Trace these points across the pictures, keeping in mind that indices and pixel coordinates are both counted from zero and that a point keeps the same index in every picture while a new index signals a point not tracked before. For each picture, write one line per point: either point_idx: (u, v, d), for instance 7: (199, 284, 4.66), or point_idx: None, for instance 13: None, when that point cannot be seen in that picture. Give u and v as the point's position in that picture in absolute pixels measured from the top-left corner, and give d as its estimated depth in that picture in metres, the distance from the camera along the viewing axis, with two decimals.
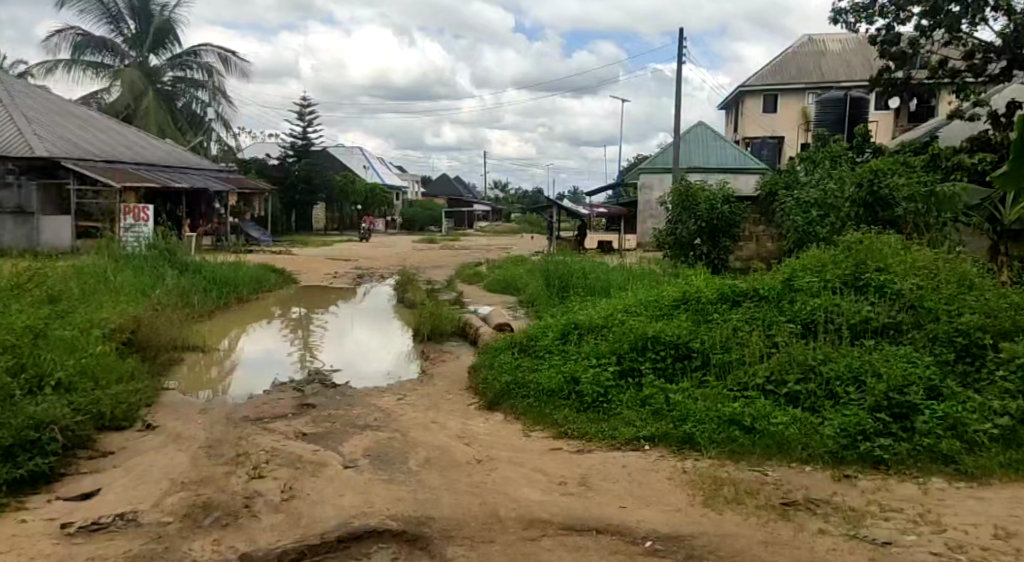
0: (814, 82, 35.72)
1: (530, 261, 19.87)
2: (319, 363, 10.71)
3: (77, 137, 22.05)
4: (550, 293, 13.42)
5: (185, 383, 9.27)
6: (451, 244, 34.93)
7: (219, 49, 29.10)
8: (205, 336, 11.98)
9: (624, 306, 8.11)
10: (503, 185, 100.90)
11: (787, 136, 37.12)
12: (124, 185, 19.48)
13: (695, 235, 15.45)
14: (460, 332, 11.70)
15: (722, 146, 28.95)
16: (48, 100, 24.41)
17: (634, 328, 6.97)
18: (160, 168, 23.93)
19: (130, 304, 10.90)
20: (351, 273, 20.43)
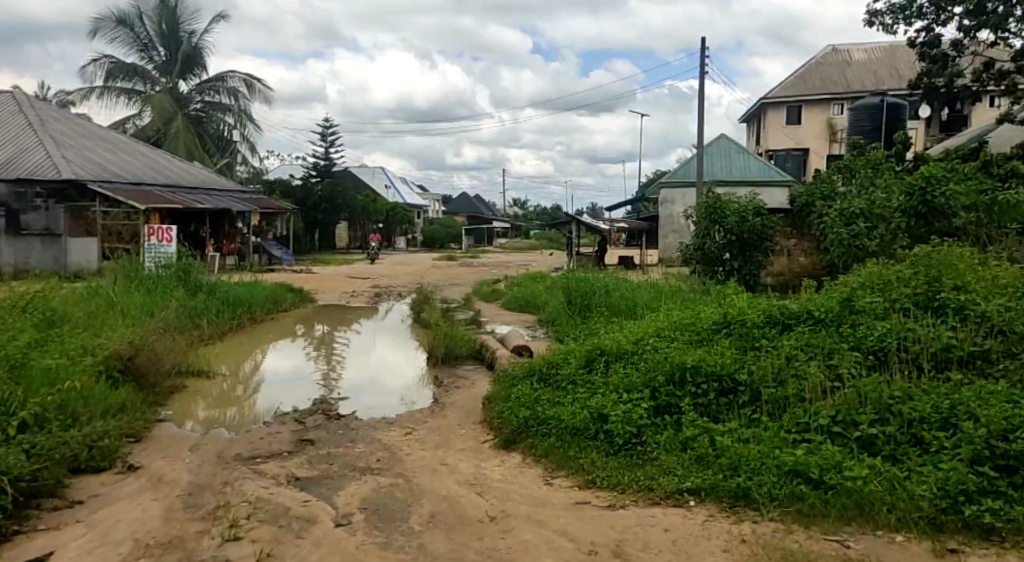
0: (840, 92, 34.77)
1: (550, 279, 19.11)
2: (343, 382, 10.02)
3: (105, 160, 21.58)
4: (572, 312, 12.58)
5: (205, 404, 8.50)
6: (469, 261, 34.32)
7: (244, 75, 28.83)
8: (219, 360, 11.12)
9: (656, 330, 7.32)
10: (521, 203, 100.55)
11: (813, 147, 36.16)
12: (149, 206, 18.93)
13: (724, 249, 14.61)
14: (477, 354, 10.91)
15: (746, 159, 28.08)
16: (79, 124, 24.00)
17: (669, 356, 6.35)
18: (186, 189, 23.39)
19: (145, 328, 9.84)
20: (368, 292, 19.79)
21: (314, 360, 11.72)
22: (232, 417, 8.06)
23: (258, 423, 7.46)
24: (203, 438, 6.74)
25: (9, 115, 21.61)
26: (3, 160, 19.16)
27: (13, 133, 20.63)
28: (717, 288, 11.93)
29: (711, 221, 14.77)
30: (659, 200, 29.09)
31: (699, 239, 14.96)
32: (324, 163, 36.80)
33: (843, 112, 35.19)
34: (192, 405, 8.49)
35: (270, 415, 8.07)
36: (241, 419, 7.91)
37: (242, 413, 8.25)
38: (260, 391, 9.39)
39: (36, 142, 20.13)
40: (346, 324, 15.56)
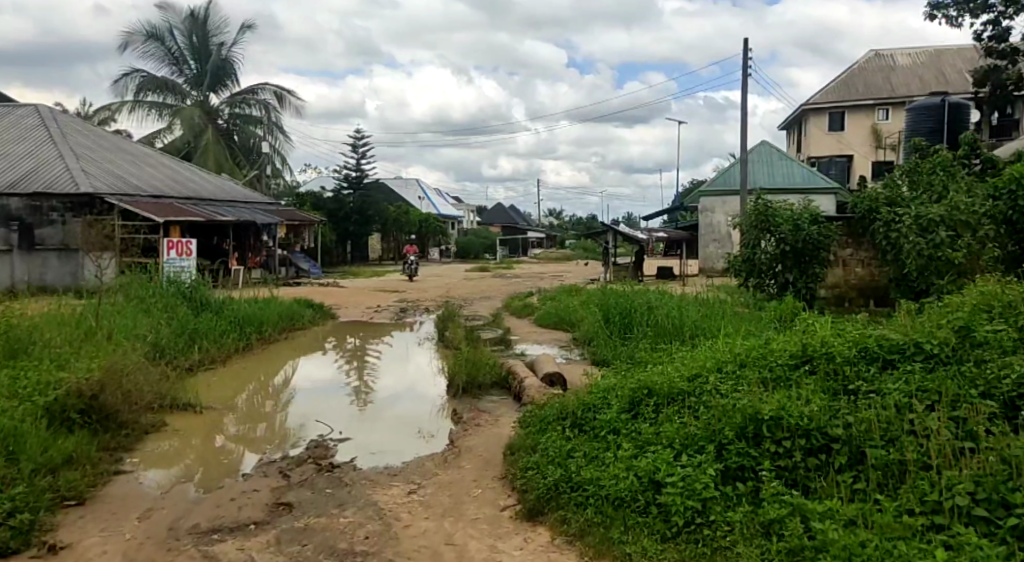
0: (886, 96, 32.76)
1: (586, 292, 17.70)
2: (371, 398, 9.66)
3: (125, 172, 20.87)
4: (610, 336, 11.13)
5: (236, 420, 8.32)
6: (501, 272, 33.06)
7: (276, 88, 28.16)
8: (223, 387, 10.06)
9: (716, 363, 5.96)
10: (558, 213, 98.99)
11: (857, 155, 34.07)
12: (168, 218, 18.24)
13: (775, 261, 12.97)
14: (502, 382, 9.58)
15: (790, 165, 26.46)
16: (101, 136, 23.37)
17: (740, 400, 5.08)
18: (210, 202, 22.56)
19: (139, 355, 8.73)
20: (394, 307, 18.62)
21: (345, 376, 11.26)
22: (261, 436, 7.84)
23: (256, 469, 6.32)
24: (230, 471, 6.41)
25: (30, 128, 20.99)
26: (21, 173, 18.43)
27: (33, 146, 19.92)
28: (777, 306, 10.37)
29: (762, 230, 13.09)
30: (699, 209, 27.56)
31: (748, 249, 13.32)
32: (355, 173, 35.91)
33: (888, 118, 33.19)
34: (222, 420, 8.27)
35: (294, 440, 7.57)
36: (269, 439, 7.58)
37: (273, 429, 8.05)
38: (289, 408, 9.13)
39: (55, 155, 19.42)
40: (375, 343, 14.40)
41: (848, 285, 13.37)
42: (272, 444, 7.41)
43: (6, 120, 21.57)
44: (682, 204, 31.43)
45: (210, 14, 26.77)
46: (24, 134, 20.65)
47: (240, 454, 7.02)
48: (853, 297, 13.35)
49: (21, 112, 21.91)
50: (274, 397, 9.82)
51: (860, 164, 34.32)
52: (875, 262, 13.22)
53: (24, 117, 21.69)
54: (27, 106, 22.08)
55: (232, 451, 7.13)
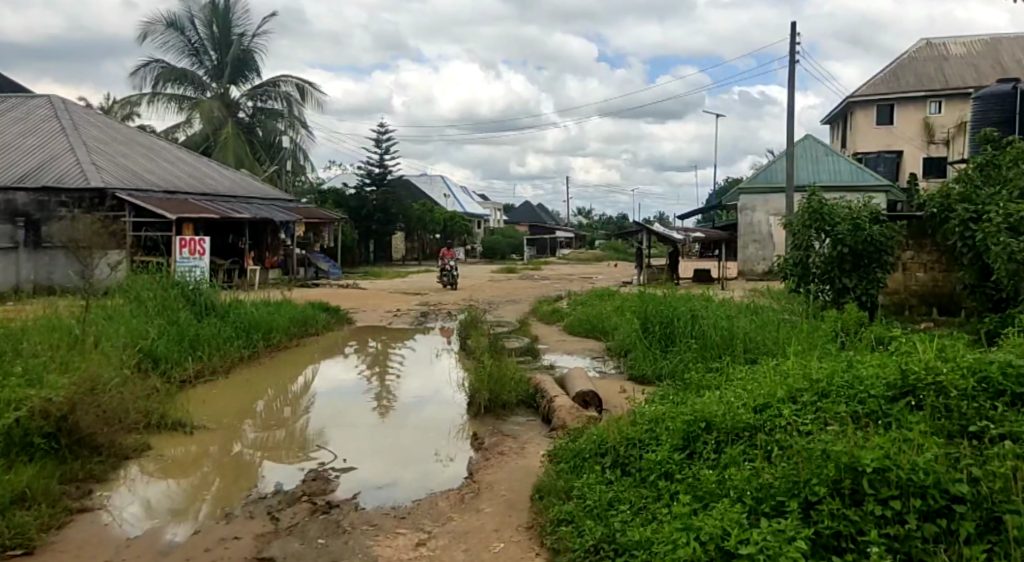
0: (939, 88, 31.22)
1: (618, 295, 16.63)
2: (392, 402, 9.43)
3: (137, 166, 20.38)
4: (649, 349, 10.12)
5: (255, 426, 8.44)
6: (528, 274, 32.12)
7: (298, 80, 27.53)
8: (205, 400, 9.37)
9: (791, 389, 4.65)
10: (587, 212, 97.72)
11: (907, 149, 32.51)
12: (180, 215, 17.76)
13: (831, 265, 11.77)
14: (528, 401, 8.62)
15: (834, 160, 25.11)
16: (115, 129, 22.87)
17: (829, 443, 3.68)
18: (226, 198, 21.92)
19: (124, 370, 8.26)
20: (414, 310, 17.72)
21: (368, 378, 10.94)
22: (281, 441, 7.91)
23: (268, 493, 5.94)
24: (246, 481, 6.35)
25: (42, 120, 20.61)
26: (31, 166, 18.13)
27: (43, 138, 19.56)
28: (836, 315, 9.33)
29: (817, 230, 11.93)
30: (738, 207, 26.28)
31: (800, 252, 12.18)
32: (379, 170, 35.17)
33: (941, 111, 31.67)
34: (241, 426, 8.42)
35: (314, 446, 7.51)
36: (289, 445, 7.61)
37: (292, 435, 8.09)
38: (309, 413, 9.04)
39: (66, 147, 19.08)
40: (397, 346, 13.65)
41: (908, 292, 12.42)
42: (265, 470, 6.71)
43: (20, 112, 21.24)
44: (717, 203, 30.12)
45: (230, 3, 26.22)
46: (36, 127, 20.28)
47: (260, 460, 7.11)
48: (916, 305, 12.32)
49: (34, 103, 21.59)
50: (292, 403, 9.60)
51: (908, 160, 32.62)
52: (940, 266, 12.21)
53: (37, 108, 21.33)
54: (40, 98, 21.69)
55: (250, 457, 7.27)
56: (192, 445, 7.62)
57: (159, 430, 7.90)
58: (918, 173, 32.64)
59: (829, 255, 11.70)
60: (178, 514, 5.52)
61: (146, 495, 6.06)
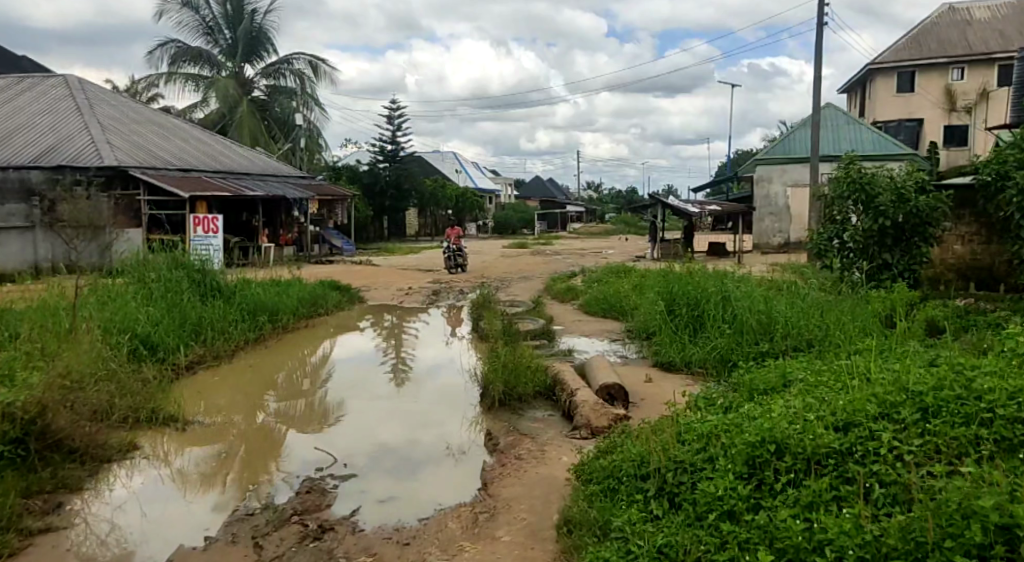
0: (962, 54, 29.90)
1: (638, 272, 15.81)
2: (407, 374, 9.59)
3: (152, 144, 19.67)
4: (676, 334, 9.28)
5: (278, 396, 8.58)
6: (540, 249, 31.19)
7: (309, 57, 26.51)
8: (204, 390, 8.53)
9: (886, 409, 3.79)
10: (598, 186, 96.15)
11: (927, 118, 31.21)
12: (193, 193, 17.08)
13: (870, 238, 10.86)
14: (548, 393, 7.88)
15: (856, 129, 24.00)
16: (128, 106, 22.05)
17: (958, 494, 2.82)
18: (239, 175, 21.12)
19: (108, 362, 7.31)
20: (427, 289, 16.95)
21: (385, 347, 11.25)
22: (301, 411, 8.07)
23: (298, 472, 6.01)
24: (273, 452, 6.57)
25: (59, 99, 19.87)
26: (46, 145, 17.48)
27: (58, 118, 18.84)
28: (876, 296, 8.80)
29: (858, 203, 11.01)
30: (755, 179, 25.22)
31: (836, 225, 11.41)
32: (391, 147, 34.19)
33: (964, 77, 30.34)
34: (264, 396, 8.56)
35: (332, 420, 7.58)
36: (309, 416, 7.76)
37: (312, 405, 8.22)
38: (327, 385, 9.13)
39: (80, 126, 18.36)
40: (413, 319, 13.73)
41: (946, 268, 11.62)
42: (253, 478, 5.93)
43: (34, 90, 20.51)
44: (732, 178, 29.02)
45: None
46: (52, 106, 19.51)
47: (281, 431, 7.30)
48: (951, 279, 11.56)
49: (50, 82, 20.80)
50: (311, 374, 9.70)
51: (929, 130, 31.51)
52: (980, 238, 11.41)
53: (52, 87, 20.53)
54: (56, 77, 20.92)
55: (274, 425, 7.51)
56: (185, 443, 6.78)
57: (148, 426, 6.95)
58: (939, 142, 31.35)
59: (869, 228, 10.76)
60: (151, 536, 4.80)
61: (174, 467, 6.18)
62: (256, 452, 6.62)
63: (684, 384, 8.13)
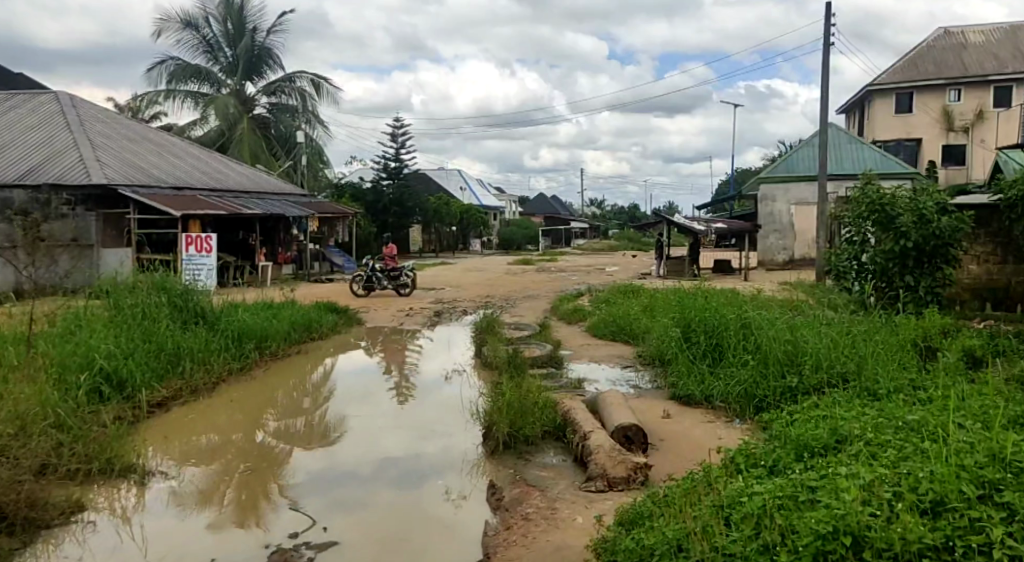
0: (958, 76, 29.28)
1: (645, 292, 15.02)
2: (410, 393, 9.55)
3: (145, 162, 19.02)
4: (692, 363, 8.50)
5: (277, 414, 8.66)
6: (546, 265, 30.34)
7: (313, 75, 25.86)
8: (170, 434, 7.71)
9: (980, 500, 3.40)
10: (602, 201, 95.58)
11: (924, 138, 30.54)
12: (185, 211, 16.24)
13: (887, 262, 9.75)
14: (557, 434, 7.11)
15: (858, 149, 23.31)
16: (121, 122, 21.46)
17: None
18: (236, 193, 20.43)
19: (57, 408, 6.61)
20: (428, 310, 16.14)
21: (390, 368, 11.14)
22: (300, 430, 8.18)
23: (304, 494, 6.12)
24: (275, 474, 6.69)
25: (48, 115, 19.29)
26: (33, 163, 16.82)
27: (47, 135, 18.22)
28: (904, 321, 7.95)
29: (878, 224, 9.98)
30: (758, 198, 24.45)
31: (853, 247, 10.47)
32: (395, 163, 33.62)
33: (961, 98, 29.68)
34: (262, 414, 8.64)
35: (332, 438, 7.77)
36: (309, 435, 7.90)
37: (310, 424, 8.34)
38: (327, 404, 9.17)
39: (70, 143, 17.73)
40: (415, 337, 13.57)
41: (968, 289, 10.67)
42: (218, 542, 5.21)
43: (24, 108, 19.88)
44: (732, 197, 28.27)
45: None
46: (42, 123, 18.96)
47: (286, 449, 7.48)
48: (966, 299, 10.67)
49: (40, 99, 20.18)
50: (311, 395, 9.60)
51: (930, 148, 30.55)
52: (996, 258, 10.59)
53: (43, 104, 19.96)
54: (46, 93, 20.32)
55: (273, 443, 7.68)
56: (143, 499, 6.04)
57: (101, 481, 6.19)
58: (937, 161, 30.65)
59: (888, 249, 9.68)
60: None
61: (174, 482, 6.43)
62: (255, 472, 6.81)
63: (709, 419, 7.33)
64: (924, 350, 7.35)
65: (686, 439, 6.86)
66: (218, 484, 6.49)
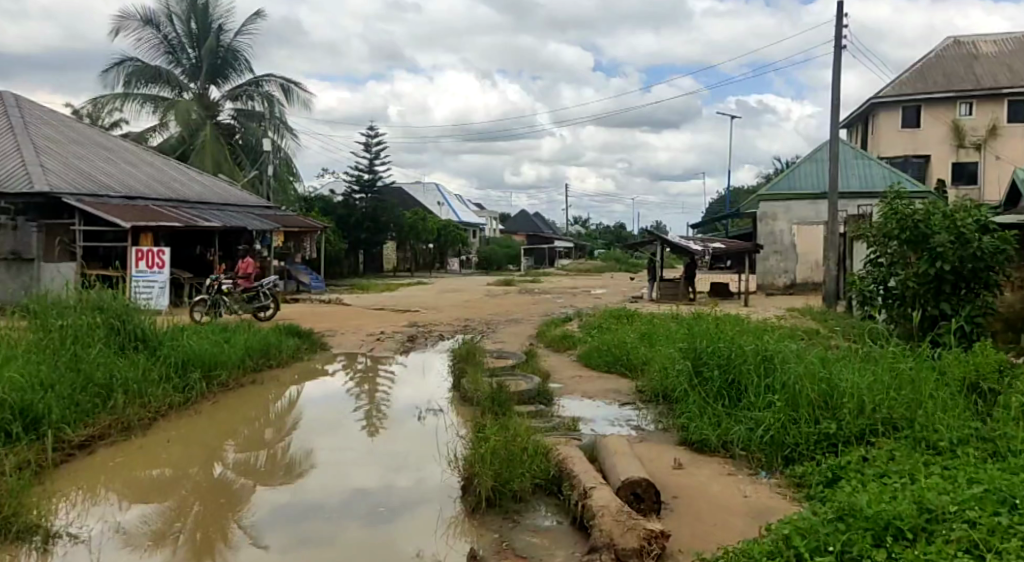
0: (969, 89, 30.17)
1: (639, 317, 14.02)
2: (382, 426, 8.43)
3: (95, 169, 17.91)
4: (707, 403, 7.58)
5: (239, 445, 7.74)
6: (528, 286, 29.39)
7: (282, 79, 24.96)
8: (91, 479, 6.53)
9: None
10: (584, 221, 95.39)
11: (934, 154, 31.38)
12: (136, 223, 15.06)
13: (921, 286, 9.08)
14: (547, 489, 6.01)
15: (863, 164, 23.58)
16: (72, 129, 20.36)
17: None
18: (195, 205, 19.25)
19: None
20: (403, 334, 15.00)
21: (358, 396, 9.96)
22: (263, 463, 7.27)
23: (267, 523, 5.61)
24: (235, 514, 5.87)
25: None
26: None
27: None
28: (951, 359, 7.08)
29: (908, 242, 9.36)
30: (758, 216, 23.89)
31: (881, 270, 9.77)
32: (369, 176, 32.68)
33: (972, 113, 30.63)
34: (222, 445, 7.71)
35: (299, 472, 6.88)
36: (275, 468, 7.00)
37: (275, 456, 7.43)
38: (295, 433, 8.19)
39: (12, 147, 16.66)
40: (388, 362, 12.46)
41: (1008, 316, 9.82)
42: None
43: None
44: (719, 218, 27.49)
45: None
46: None
47: (249, 486, 6.56)
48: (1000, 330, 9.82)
49: None
50: (275, 424, 8.63)
51: (938, 165, 31.56)
52: None
53: None
54: None
55: (233, 478, 6.80)
56: None
57: None
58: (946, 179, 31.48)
59: (924, 273, 8.98)
60: None
61: (123, 518, 5.75)
62: (214, 510, 5.99)
63: (728, 471, 6.41)
64: (979, 398, 6.56)
65: (704, 495, 5.85)
66: (171, 522, 5.73)
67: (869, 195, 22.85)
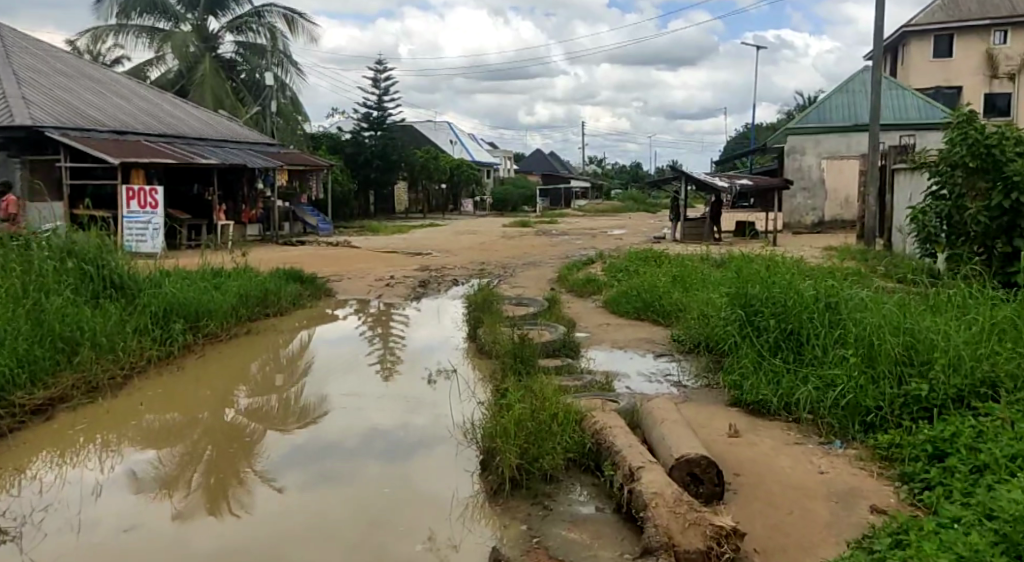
0: (1006, 15, 28.24)
1: (666, 258, 12.89)
2: (401, 371, 7.55)
3: (81, 101, 16.69)
4: (764, 355, 6.53)
5: (250, 390, 6.95)
6: (546, 228, 28.23)
7: (285, 9, 23.32)
8: (56, 443, 5.62)
9: None
10: (601, 160, 93.14)
11: (967, 84, 29.39)
12: (125, 160, 13.99)
13: (990, 225, 7.83)
14: (588, 465, 4.99)
15: (897, 95, 21.99)
16: (59, 60, 19.06)
17: None
18: (194, 141, 18.11)
19: None
20: (412, 277, 14.00)
21: (371, 338, 9.10)
22: (277, 407, 6.46)
23: (273, 475, 4.83)
24: (247, 462, 5.07)
25: None
26: None
27: None
28: None
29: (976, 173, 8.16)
30: (784, 151, 22.41)
31: (947, 203, 8.58)
32: (377, 113, 31.23)
33: (1006, 41, 28.72)
34: (230, 392, 6.91)
35: (316, 416, 6.05)
36: (286, 414, 6.16)
37: (288, 401, 6.61)
38: (307, 378, 7.33)
39: None
40: (402, 306, 11.53)
41: None
42: None
43: None
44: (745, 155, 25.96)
45: None
46: None
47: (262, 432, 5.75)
48: None
49: None
50: (287, 367, 7.84)
51: (969, 97, 29.64)
52: None
53: None
54: None
55: (243, 423, 6.00)
56: None
57: None
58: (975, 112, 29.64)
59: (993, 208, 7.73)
60: None
61: (115, 469, 5.02)
62: (219, 459, 5.18)
63: (795, 439, 5.40)
64: None
65: (772, 473, 4.83)
66: (175, 472, 5.04)
67: (906, 127, 21.35)
